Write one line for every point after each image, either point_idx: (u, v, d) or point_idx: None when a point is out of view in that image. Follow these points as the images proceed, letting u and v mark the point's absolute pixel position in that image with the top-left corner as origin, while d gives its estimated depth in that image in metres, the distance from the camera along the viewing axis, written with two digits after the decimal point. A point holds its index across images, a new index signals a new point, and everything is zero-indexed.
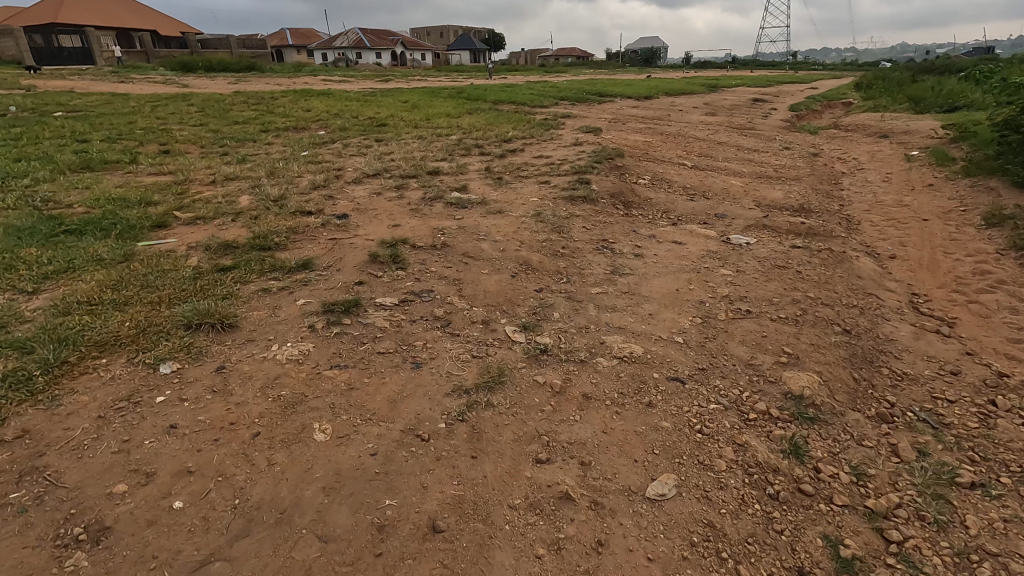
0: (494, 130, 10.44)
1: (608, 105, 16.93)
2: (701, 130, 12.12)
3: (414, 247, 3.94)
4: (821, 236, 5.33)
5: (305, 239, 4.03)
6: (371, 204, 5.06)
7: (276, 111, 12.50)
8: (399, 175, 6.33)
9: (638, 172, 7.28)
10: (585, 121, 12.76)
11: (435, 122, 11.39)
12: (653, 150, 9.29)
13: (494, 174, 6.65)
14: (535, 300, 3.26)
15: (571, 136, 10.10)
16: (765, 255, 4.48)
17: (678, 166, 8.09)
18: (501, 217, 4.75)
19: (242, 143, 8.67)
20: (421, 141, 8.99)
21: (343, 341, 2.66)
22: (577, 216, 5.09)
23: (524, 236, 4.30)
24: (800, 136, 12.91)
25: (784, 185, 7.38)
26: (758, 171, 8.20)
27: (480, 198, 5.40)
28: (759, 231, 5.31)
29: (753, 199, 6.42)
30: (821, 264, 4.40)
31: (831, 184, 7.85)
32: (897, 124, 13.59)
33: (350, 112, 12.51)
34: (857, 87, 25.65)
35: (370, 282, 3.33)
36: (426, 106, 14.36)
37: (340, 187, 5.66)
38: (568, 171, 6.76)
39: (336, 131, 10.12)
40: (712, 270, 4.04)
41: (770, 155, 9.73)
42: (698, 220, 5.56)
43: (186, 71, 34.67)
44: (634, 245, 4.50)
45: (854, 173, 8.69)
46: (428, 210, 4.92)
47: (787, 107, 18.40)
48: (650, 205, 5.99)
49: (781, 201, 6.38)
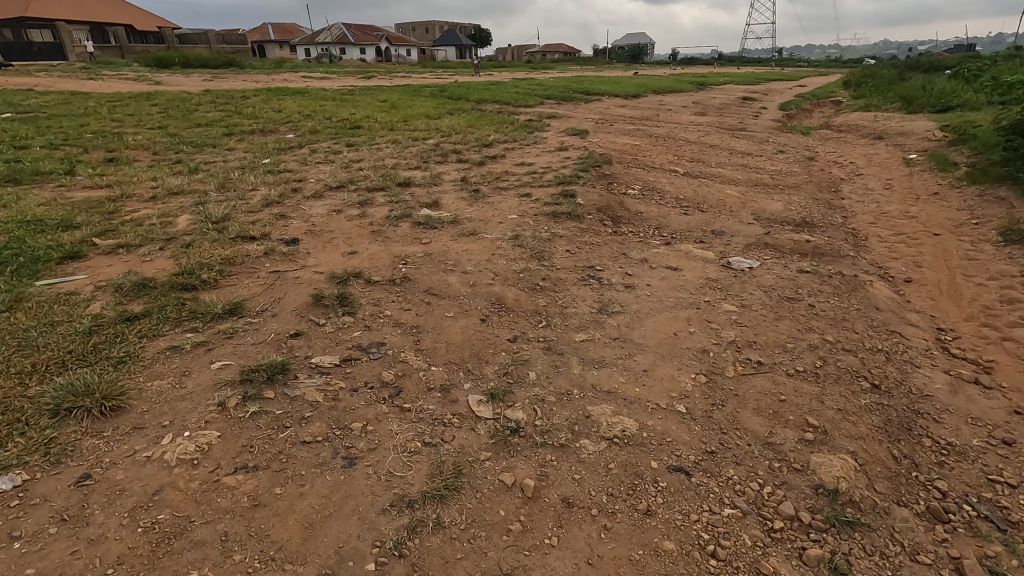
0: (475, 133, 9.88)
1: (595, 104, 16.39)
2: (692, 132, 11.66)
3: (370, 282, 3.38)
4: (828, 256, 4.85)
5: (241, 273, 3.46)
6: (328, 225, 4.49)
7: (245, 112, 11.83)
8: (365, 187, 5.75)
9: (627, 181, 6.78)
10: (571, 123, 12.25)
11: (413, 124, 10.80)
12: (642, 155, 8.80)
13: (471, 185, 6.11)
14: (508, 355, 2.72)
15: (556, 139, 9.59)
16: (771, 284, 3.99)
17: (669, 173, 7.60)
18: (474, 241, 4.20)
19: (201, 149, 8.04)
20: (395, 146, 8.40)
21: (259, 425, 2.10)
22: (560, 237, 4.57)
23: (499, 265, 3.76)
24: (793, 137, 12.48)
25: (783, 194, 6.92)
26: (753, 178, 7.74)
27: (453, 216, 4.85)
28: (760, 251, 4.83)
29: (751, 212, 5.93)
30: (833, 294, 3.92)
31: (830, 192, 7.42)
32: (892, 125, 13.22)
33: (323, 113, 11.88)
34: (847, 84, 25.36)
35: (309, 334, 2.77)
36: (405, 106, 13.74)
37: (297, 203, 5.07)
38: (552, 182, 6.23)
39: (306, 135, 9.50)
40: (713, 305, 3.53)
41: (765, 159, 9.28)
42: (692, 239, 5.07)
43: (163, 69, 33.62)
44: (624, 273, 3.98)
45: (853, 179, 8.26)
46: (391, 232, 4.35)
47: (778, 106, 18.02)
48: (640, 221, 5.48)
49: (782, 214, 5.91)
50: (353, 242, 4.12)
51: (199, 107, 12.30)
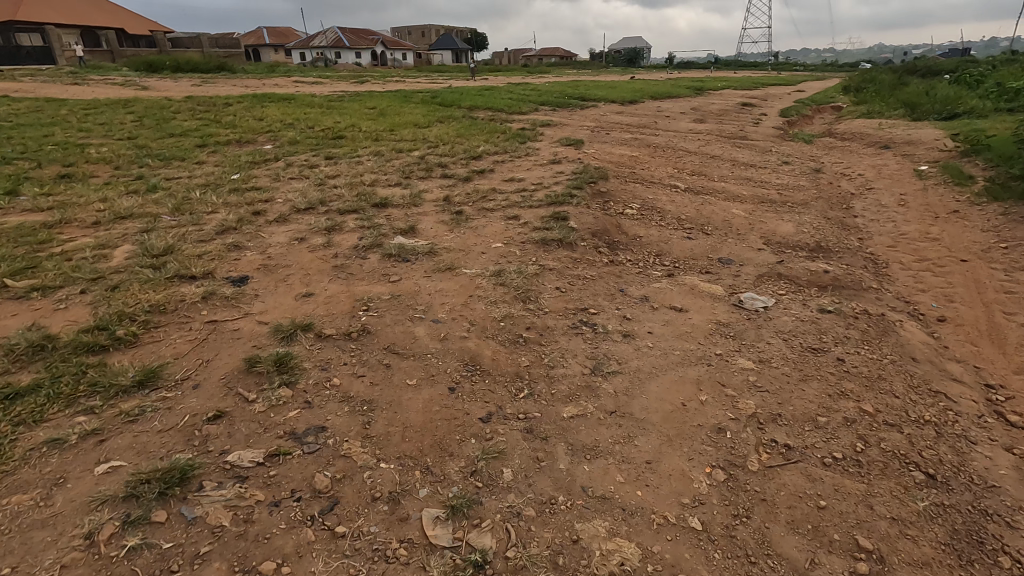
0: (464, 143, 9.39)
1: (591, 111, 15.92)
2: (692, 141, 11.18)
3: (323, 336, 2.85)
4: (848, 290, 4.35)
5: (169, 325, 2.93)
6: (286, 258, 3.95)
7: (225, 120, 11.31)
8: (337, 210, 5.22)
9: (623, 199, 6.28)
10: (566, 131, 11.76)
11: (400, 133, 10.27)
12: (640, 167, 8.32)
13: (454, 205, 5.60)
14: (479, 442, 2.20)
15: (549, 150, 9.10)
16: (790, 329, 3.47)
17: (669, 189, 7.09)
18: (450, 278, 3.68)
19: (168, 162, 7.51)
20: (378, 159, 7.90)
21: (135, 571, 1.57)
22: (550, 270, 4.05)
23: (476, 311, 3.23)
24: (796, 147, 12.00)
25: (792, 213, 6.42)
26: (759, 194, 7.23)
27: (430, 244, 4.33)
28: (773, 285, 4.32)
29: (760, 235, 5.43)
30: (862, 342, 3.40)
31: (841, 210, 6.93)
32: (897, 133, 12.78)
33: (307, 122, 11.38)
34: (847, 89, 24.98)
35: (235, 416, 2.24)
36: (394, 113, 13.22)
37: (256, 230, 4.54)
38: (542, 202, 5.71)
39: (285, 146, 8.99)
40: (726, 362, 3.01)
41: (769, 171, 8.79)
42: (696, 270, 4.56)
43: (152, 73, 33.07)
44: (622, 318, 3.46)
45: (864, 195, 7.77)
46: (357, 267, 3.82)
47: (778, 113, 17.59)
48: (639, 247, 4.96)
49: (793, 238, 5.41)
50: (312, 280, 3.59)
51: (176, 115, 11.76)
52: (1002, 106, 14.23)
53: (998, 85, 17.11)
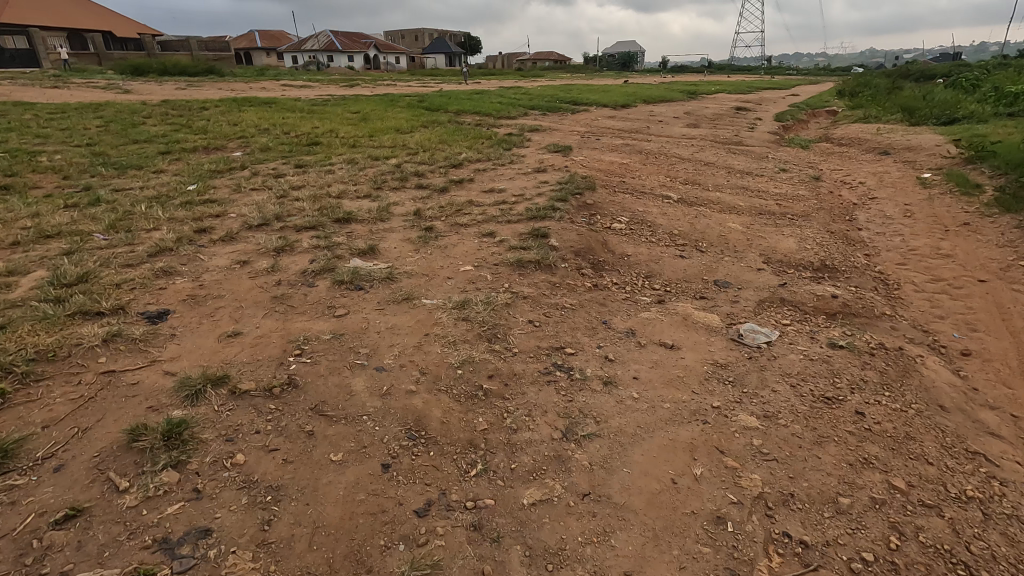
0: (445, 150, 8.91)
1: (582, 115, 15.47)
2: (685, 147, 10.72)
3: (238, 392, 2.35)
4: (859, 317, 3.88)
5: (52, 379, 2.42)
6: (220, 286, 3.44)
7: (196, 125, 10.78)
8: (293, 227, 4.71)
9: (611, 213, 5.81)
10: (554, 137, 11.31)
11: (380, 140, 9.78)
12: (630, 175, 7.87)
13: (425, 220, 5.11)
14: (409, 551, 1.72)
15: (534, 157, 8.64)
16: (798, 371, 2.99)
17: (661, 200, 6.62)
18: (405, 311, 3.18)
19: (123, 170, 6.98)
20: (350, 167, 7.41)
21: None
22: (523, 298, 3.56)
23: (431, 355, 2.74)
24: (792, 153, 11.61)
25: (792, 227, 5.97)
26: (756, 205, 6.78)
27: (390, 268, 3.84)
28: (774, 313, 3.85)
29: (759, 253, 4.97)
30: (881, 387, 2.93)
31: (844, 222, 6.49)
32: (896, 139, 12.39)
33: (283, 127, 10.88)
34: (841, 92, 24.70)
35: (96, 515, 1.74)
36: (377, 118, 12.72)
37: (195, 251, 4.03)
38: (522, 217, 5.23)
39: (255, 153, 8.48)
40: (724, 417, 2.53)
41: (766, 180, 8.34)
42: (689, 295, 4.09)
43: (136, 75, 32.44)
44: (603, 359, 2.98)
45: (867, 205, 7.33)
46: (300, 298, 3.32)
47: (773, 117, 17.20)
48: (626, 268, 4.49)
49: (795, 256, 4.95)
50: (244, 314, 3.09)
51: (145, 120, 11.19)
52: (1002, 110, 13.93)
53: (996, 90, 16.81)
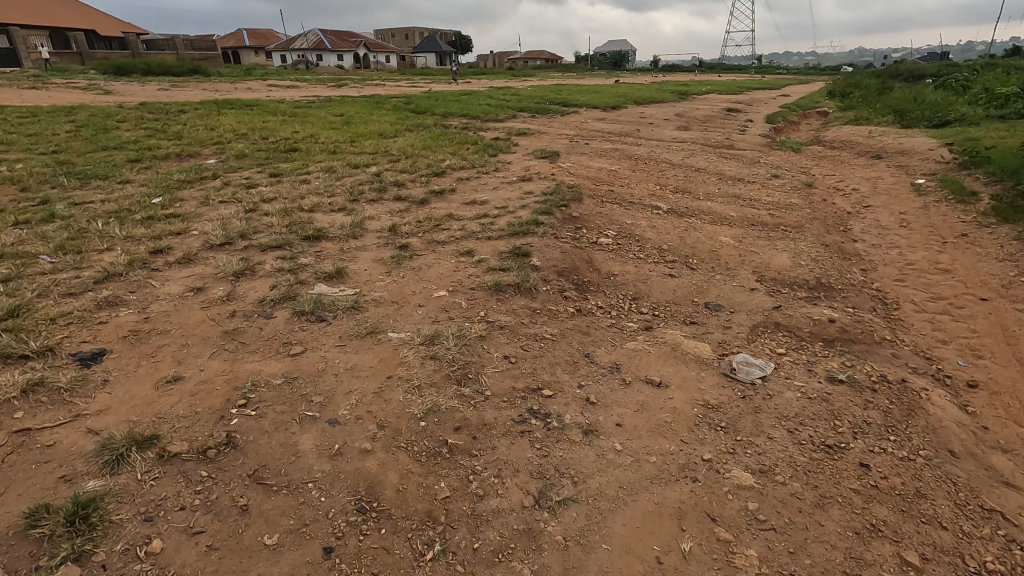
0: (429, 156, 8.64)
1: (571, 118, 15.21)
2: (676, 152, 10.50)
3: (166, 456, 2.07)
4: (858, 344, 3.65)
5: None
6: (167, 319, 3.15)
7: (172, 129, 10.43)
8: (257, 246, 4.42)
9: (597, 227, 5.56)
10: (542, 141, 11.06)
11: (362, 145, 9.48)
12: (619, 183, 7.63)
13: (400, 237, 4.83)
14: None
15: (521, 164, 8.38)
16: (796, 412, 2.75)
17: (650, 211, 6.38)
18: (369, 348, 2.91)
19: (87, 181, 6.65)
20: (328, 176, 7.12)
21: None
22: (499, 329, 3.30)
23: (392, 402, 2.47)
24: (784, 157, 11.43)
25: (785, 239, 5.75)
26: (748, 216, 6.55)
27: (357, 295, 3.56)
28: (769, 340, 3.61)
29: (752, 270, 4.74)
30: (886, 429, 2.69)
31: (838, 234, 6.27)
32: (888, 142, 12.24)
33: (263, 132, 10.56)
34: (832, 93, 24.63)
35: None
36: (360, 122, 12.40)
37: (146, 277, 3.73)
38: (503, 232, 4.96)
39: (230, 161, 8.17)
40: (717, 473, 2.28)
41: (759, 187, 8.13)
42: (678, 320, 3.84)
43: (119, 75, 31.86)
44: (584, 402, 2.72)
45: (861, 214, 7.13)
46: (253, 332, 3.04)
47: (764, 119, 17.03)
48: (612, 290, 4.24)
49: (789, 273, 4.72)
50: (189, 353, 2.81)
51: (118, 124, 10.79)
52: (993, 112, 13.84)
53: (987, 92, 16.71)
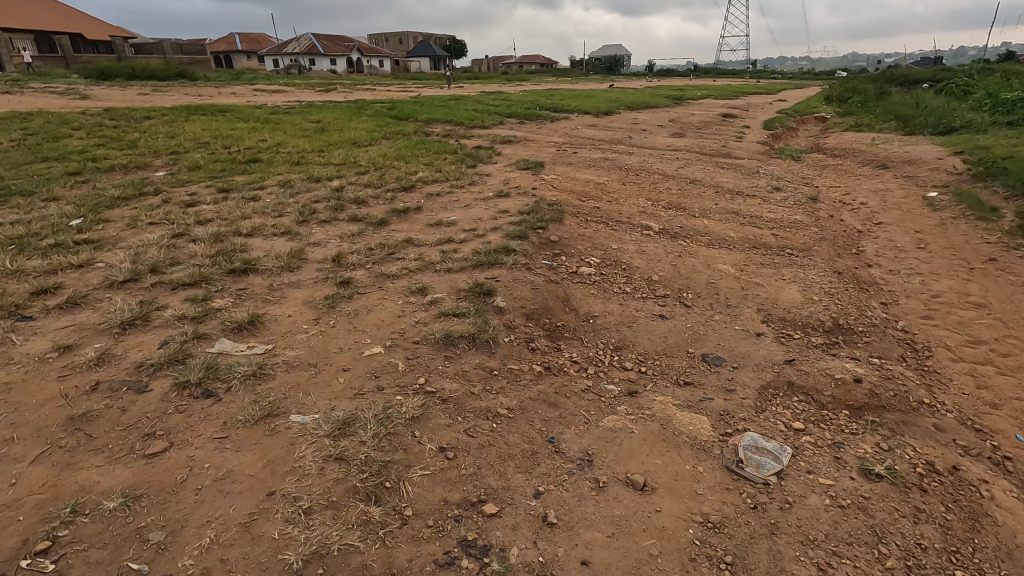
0: (401, 168, 7.94)
1: (561, 124, 14.52)
2: (670, 161, 9.81)
3: None
4: (893, 413, 2.95)
5: None
6: (4, 396, 2.43)
7: (128, 138, 9.69)
8: (166, 283, 3.69)
9: (578, 255, 4.86)
10: (527, 149, 10.39)
11: (331, 155, 8.76)
12: (606, 199, 6.95)
13: (345, 269, 4.12)
14: None
15: (500, 176, 7.69)
16: (825, 535, 2.05)
17: (639, 232, 5.68)
18: (255, 441, 2.18)
19: (7, 198, 5.91)
20: (282, 191, 6.41)
21: None
22: (440, 404, 2.58)
23: (261, 541, 1.76)
24: (784, 166, 10.79)
25: (793, 266, 5.06)
26: (749, 237, 5.87)
27: (266, 353, 2.84)
28: (781, 409, 2.91)
29: (756, 309, 4.04)
30: (945, 561, 2.01)
31: (850, 258, 5.59)
32: (893, 151, 11.62)
33: (227, 140, 9.84)
34: (830, 98, 24.10)
35: None
36: (335, 129, 11.68)
37: (9, 329, 3.00)
38: (466, 262, 4.25)
39: (180, 173, 7.44)
40: None
41: (759, 202, 7.46)
42: (670, 379, 3.13)
43: (99, 79, 31.00)
44: (540, 522, 2.01)
45: (872, 234, 6.45)
46: (109, 416, 2.31)
47: (761, 125, 16.41)
48: (590, 338, 3.54)
49: (800, 312, 4.02)
50: (6, 453, 2.09)
51: (70, 132, 10.00)
52: (1001, 118, 13.26)
53: (990, 98, 16.15)
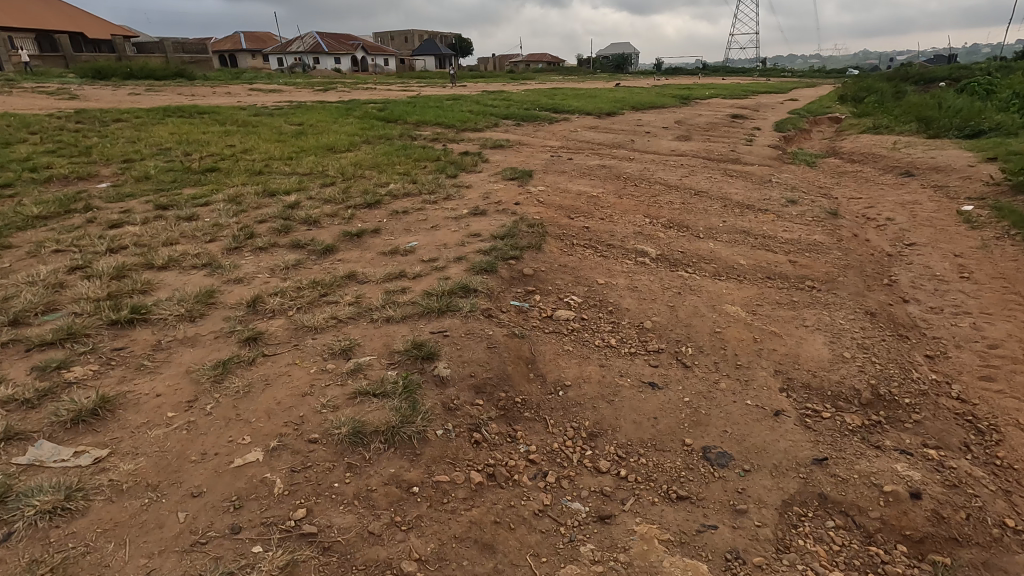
0: (372, 179, 7.15)
1: (559, 127, 13.64)
2: (673, 169, 8.95)
3: None
4: (968, 551, 2.12)
5: None
6: None
7: (85, 143, 8.96)
8: (20, 343, 2.91)
9: (555, 293, 4.03)
10: (518, 156, 9.56)
11: (298, 163, 7.97)
12: (598, 215, 6.12)
13: (260, 319, 3.33)
14: None
15: (481, 188, 6.89)
16: None
17: (632, 260, 4.85)
18: None
19: None
20: (227, 208, 5.64)
21: None
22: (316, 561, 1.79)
23: None
24: (798, 173, 9.91)
25: (816, 304, 4.21)
26: (762, 264, 5.02)
27: (92, 467, 2.05)
28: (811, 546, 2.10)
29: (773, 371, 3.20)
30: None
31: (882, 292, 4.73)
32: (918, 156, 10.71)
33: (192, 146, 9.10)
34: (844, 97, 23.07)
35: None
36: (314, 133, 10.92)
37: None
38: (412, 308, 3.44)
39: (123, 185, 6.68)
40: None
41: (772, 218, 6.61)
42: (658, 490, 2.32)
43: (93, 79, 30.45)
44: None
45: (904, 260, 5.58)
46: None
47: (772, 126, 15.46)
48: (557, 420, 2.73)
49: (829, 375, 3.18)
50: None
51: (23, 137, 9.25)
52: None
53: (1018, 98, 15.13)
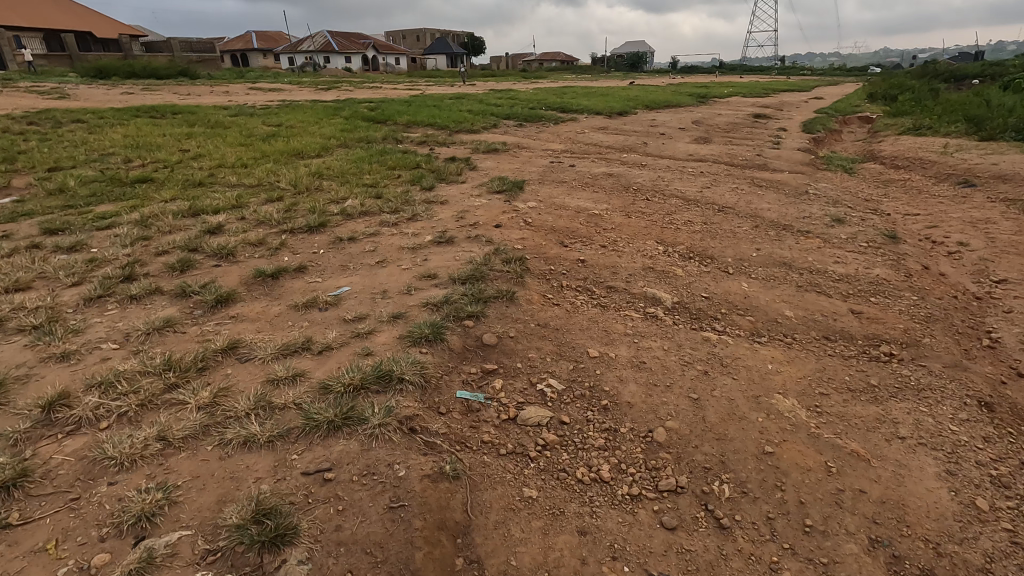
0: (328, 192, 5.97)
1: (564, 128, 12.35)
2: (691, 178, 7.66)
3: None
4: None
5: None
6: None
7: (19, 148, 7.88)
8: None
9: (525, 373, 2.78)
10: (512, 162, 8.35)
11: (251, 171, 6.82)
12: (598, 241, 4.85)
13: (48, 436, 2.13)
14: None
15: (457, 204, 5.68)
16: None
17: (639, 312, 3.58)
18: None
19: None
20: (127, 233, 4.47)
21: None
22: None
23: None
24: (836, 182, 8.58)
25: (905, 390, 2.90)
26: (816, 316, 3.72)
27: None
28: None
29: (868, 544, 1.95)
30: None
31: (986, 360, 3.42)
32: (975, 161, 9.29)
33: (142, 150, 8.01)
34: (874, 94, 21.53)
35: None
36: (289, 135, 9.79)
37: None
38: (291, 418, 2.22)
39: (26, 201, 5.55)
40: None
41: (816, 244, 5.30)
42: None
43: (92, 77, 29.78)
44: None
45: (999, 305, 4.25)
46: None
47: (800, 127, 14.06)
48: None
49: (964, 557, 1.92)
50: None
51: None
52: None
53: None
